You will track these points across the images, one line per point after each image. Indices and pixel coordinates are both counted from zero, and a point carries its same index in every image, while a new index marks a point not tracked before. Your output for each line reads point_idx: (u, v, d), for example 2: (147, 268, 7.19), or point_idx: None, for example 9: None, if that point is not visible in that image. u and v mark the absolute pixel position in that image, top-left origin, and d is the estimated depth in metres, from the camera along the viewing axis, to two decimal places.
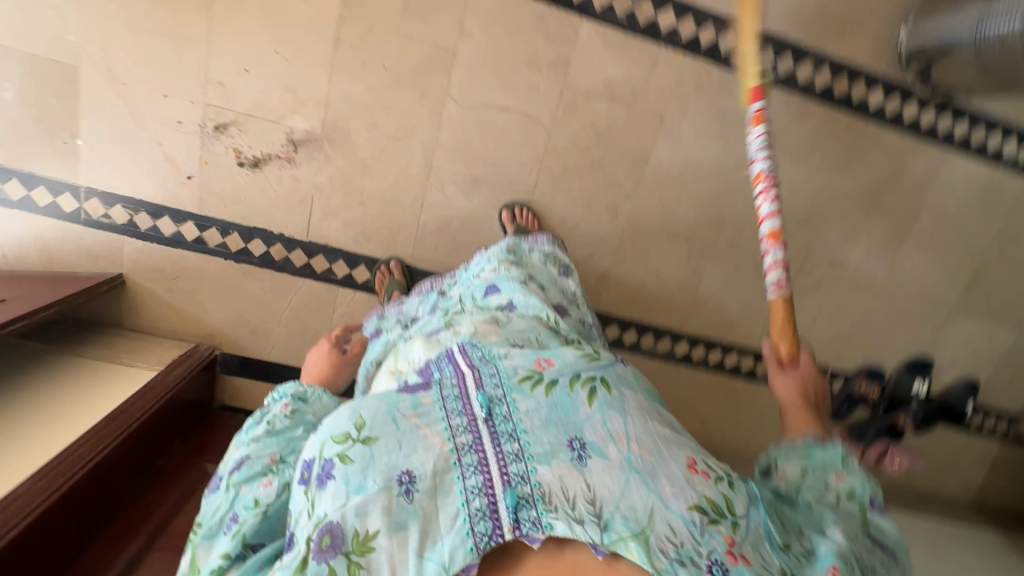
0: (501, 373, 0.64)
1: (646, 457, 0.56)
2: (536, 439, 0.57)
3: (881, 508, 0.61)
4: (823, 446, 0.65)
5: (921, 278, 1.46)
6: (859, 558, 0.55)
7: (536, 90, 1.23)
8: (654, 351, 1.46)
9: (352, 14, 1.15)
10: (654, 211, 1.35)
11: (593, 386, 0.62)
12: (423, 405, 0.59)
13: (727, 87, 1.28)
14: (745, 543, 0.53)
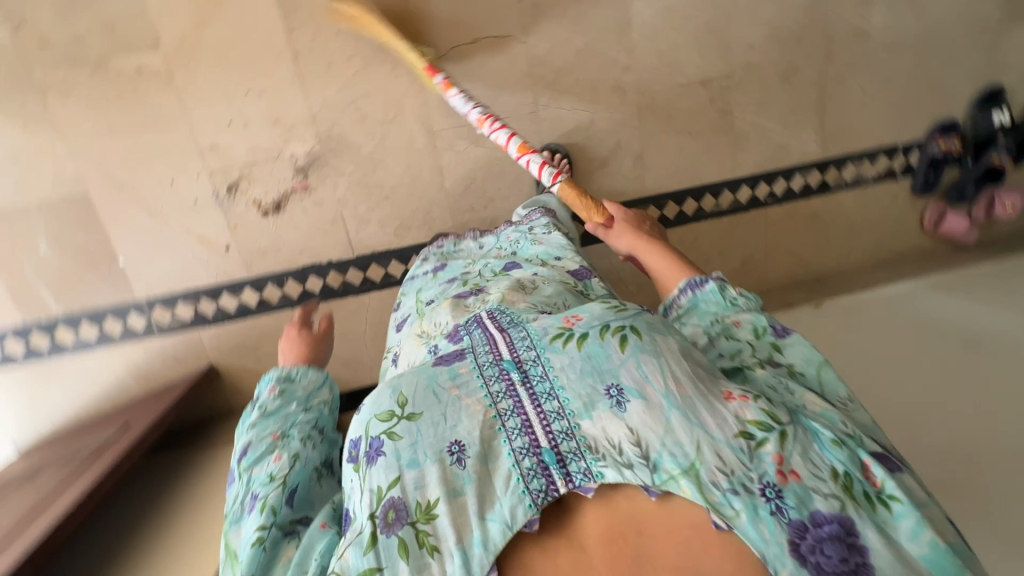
0: (531, 334, 0.60)
1: (686, 391, 0.52)
2: (574, 391, 0.54)
3: (786, 333, 0.69)
4: (708, 292, 0.74)
5: (953, 6, 1.35)
6: (859, 438, 0.56)
7: (494, 9, 1.20)
8: (719, 209, 1.44)
9: (297, 22, 1.15)
10: (657, 72, 1.29)
11: (624, 333, 0.56)
12: (461, 375, 0.57)
13: None
14: (795, 456, 0.50)
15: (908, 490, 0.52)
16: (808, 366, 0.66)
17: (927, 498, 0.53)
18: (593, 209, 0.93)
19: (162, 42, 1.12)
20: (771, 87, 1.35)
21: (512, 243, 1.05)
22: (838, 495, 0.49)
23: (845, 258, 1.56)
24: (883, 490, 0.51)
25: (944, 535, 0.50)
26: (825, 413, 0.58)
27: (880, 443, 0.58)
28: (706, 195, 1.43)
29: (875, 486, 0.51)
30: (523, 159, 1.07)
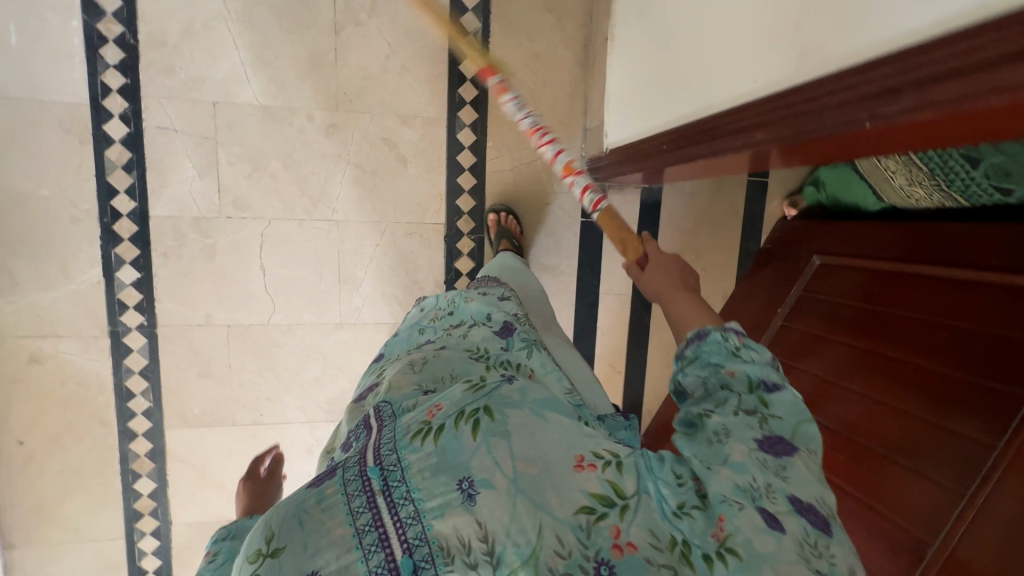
0: (396, 433, 0.57)
1: (531, 470, 0.53)
2: (430, 494, 0.52)
3: (779, 386, 0.60)
4: (706, 339, 0.65)
5: None
6: (758, 493, 0.52)
7: (237, 242, 1.25)
8: (483, 34, 1.29)
9: (227, 414, 1.31)
10: (320, 84, 1.23)
11: (476, 416, 0.56)
12: (329, 493, 0.53)
13: (158, 32, 1.15)
14: (637, 527, 0.51)
15: (776, 550, 0.48)
16: (791, 417, 0.58)
17: (807, 574, 0.47)
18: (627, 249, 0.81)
19: (232, 513, 1.35)
20: None
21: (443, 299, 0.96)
22: (671, 563, 0.50)
23: None
24: (724, 543, 0.49)
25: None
26: (738, 466, 0.54)
27: (793, 503, 0.52)
28: (463, 44, 1.29)
29: (715, 540, 0.50)
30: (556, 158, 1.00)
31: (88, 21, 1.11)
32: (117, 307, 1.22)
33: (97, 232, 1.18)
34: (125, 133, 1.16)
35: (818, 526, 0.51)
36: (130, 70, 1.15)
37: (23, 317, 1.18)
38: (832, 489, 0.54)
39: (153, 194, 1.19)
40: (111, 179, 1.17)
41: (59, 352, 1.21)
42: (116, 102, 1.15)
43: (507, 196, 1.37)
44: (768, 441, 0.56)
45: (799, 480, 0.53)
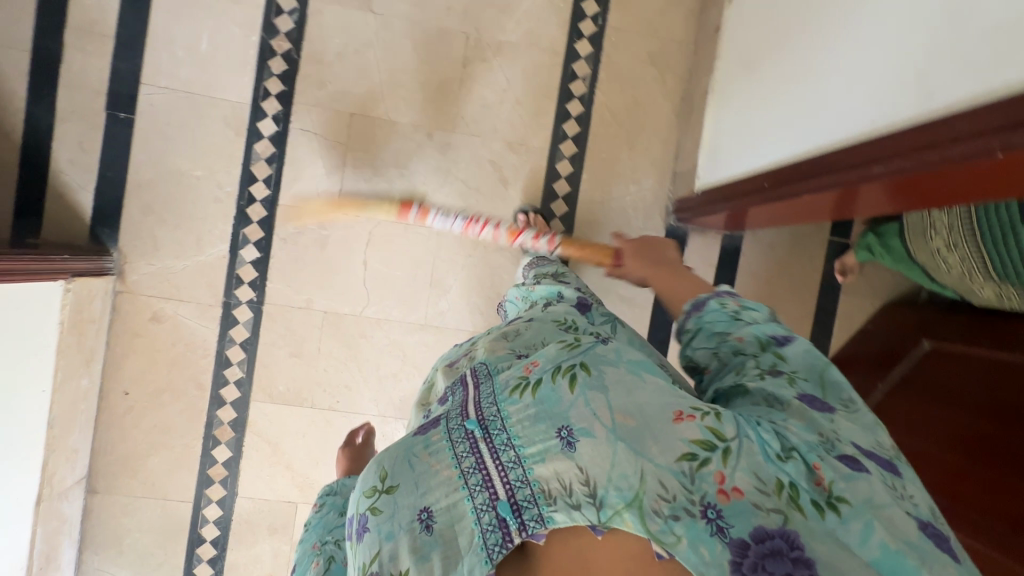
0: (494, 387, 0.63)
1: (631, 422, 0.53)
2: (530, 442, 0.56)
3: (789, 339, 0.62)
4: (704, 309, 0.68)
5: None
6: (833, 443, 0.52)
7: (346, 236, 1.37)
8: (592, 78, 1.43)
9: (307, 395, 1.39)
10: (443, 108, 1.38)
11: (571, 371, 0.59)
12: (433, 441, 0.61)
13: (318, 52, 1.34)
14: (739, 473, 0.50)
15: (871, 494, 0.49)
16: (811, 372, 0.59)
17: (904, 515, 0.48)
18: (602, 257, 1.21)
19: (293, 495, 1.39)
20: None
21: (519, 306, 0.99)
22: (779, 508, 0.49)
23: None
24: (831, 493, 0.49)
25: (918, 543, 0.47)
26: (803, 423, 0.54)
27: (859, 448, 0.53)
28: (572, 86, 1.43)
29: (821, 489, 0.49)
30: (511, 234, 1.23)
31: (264, 38, 1.32)
32: (235, 281, 1.35)
33: (232, 213, 1.34)
34: (273, 130, 1.33)
35: (886, 467, 0.52)
36: (288, 80, 1.33)
37: (155, 279, 1.32)
38: (885, 434, 0.55)
39: (285, 186, 1.35)
40: (254, 169, 1.33)
41: (177, 315, 1.34)
42: (272, 104, 1.33)
43: (594, 226, 1.45)
44: (807, 398, 0.56)
45: (849, 429, 0.54)
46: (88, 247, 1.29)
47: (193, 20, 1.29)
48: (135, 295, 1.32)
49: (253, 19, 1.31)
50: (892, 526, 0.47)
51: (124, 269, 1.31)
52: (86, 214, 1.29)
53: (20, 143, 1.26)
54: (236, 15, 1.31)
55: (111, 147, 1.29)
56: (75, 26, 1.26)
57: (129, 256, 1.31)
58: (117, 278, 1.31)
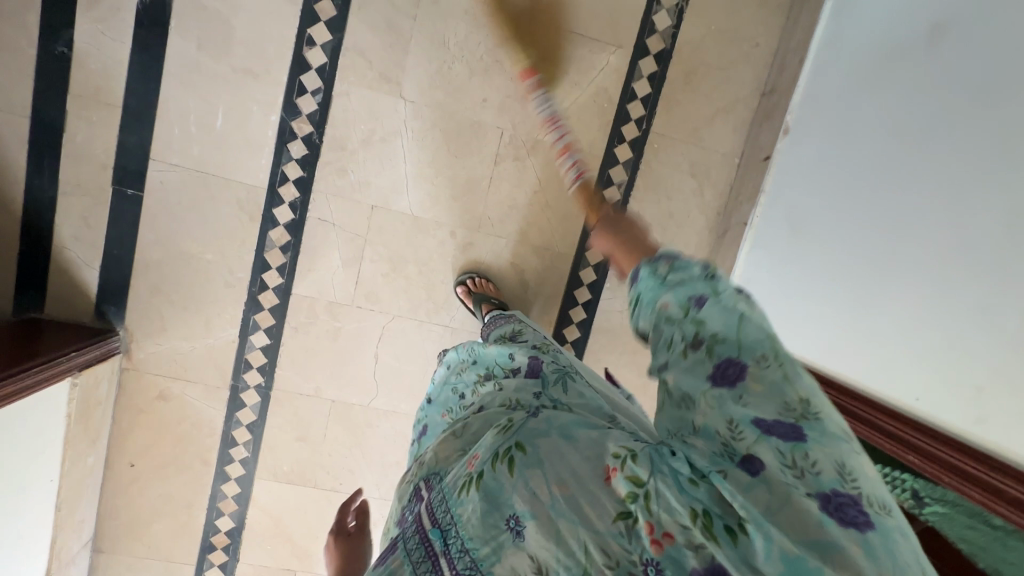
0: (445, 492, 0.54)
1: (568, 491, 0.47)
2: (483, 541, 0.49)
3: (710, 298, 0.50)
4: (641, 275, 0.57)
5: None
6: (732, 451, 0.46)
7: (359, 329, 1.34)
8: (627, 184, 1.35)
9: (311, 476, 1.41)
10: (468, 205, 1.32)
11: (508, 452, 0.51)
12: (396, 569, 0.52)
13: (341, 138, 1.25)
14: (662, 515, 0.44)
15: (770, 501, 0.43)
16: (729, 332, 0.48)
17: (802, 498, 0.42)
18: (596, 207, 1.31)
19: (293, 564, 1.45)
20: (539, 86, 1.28)
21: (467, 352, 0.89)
22: (700, 543, 0.43)
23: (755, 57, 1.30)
24: (736, 516, 0.43)
25: (821, 541, 0.40)
26: (704, 431, 0.47)
27: (758, 426, 0.45)
28: (605, 191, 1.35)
29: (733, 510, 0.43)
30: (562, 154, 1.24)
31: (285, 119, 1.22)
32: (243, 365, 1.33)
33: (243, 298, 1.30)
34: (290, 218, 1.27)
35: (788, 437, 0.44)
36: (308, 166, 1.25)
37: (162, 359, 1.30)
38: (795, 387, 0.46)
39: (299, 275, 1.30)
40: (267, 256, 1.28)
41: (184, 394, 1.33)
42: (290, 191, 1.26)
43: (609, 333, 1.43)
44: (721, 370, 0.48)
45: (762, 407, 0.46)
46: (94, 324, 1.26)
47: (208, 94, 1.19)
48: (141, 373, 1.30)
49: (274, 98, 1.21)
50: (800, 525, 0.41)
51: (131, 347, 1.29)
52: (92, 292, 1.24)
53: (21, 215, 1.19)
54: (255, 93, 1.21)
55: (118, 223, 1.22)
56: (79, 93, 1.16)
57: (136, 334, 1.28)
58: (123, 355, 1.29)
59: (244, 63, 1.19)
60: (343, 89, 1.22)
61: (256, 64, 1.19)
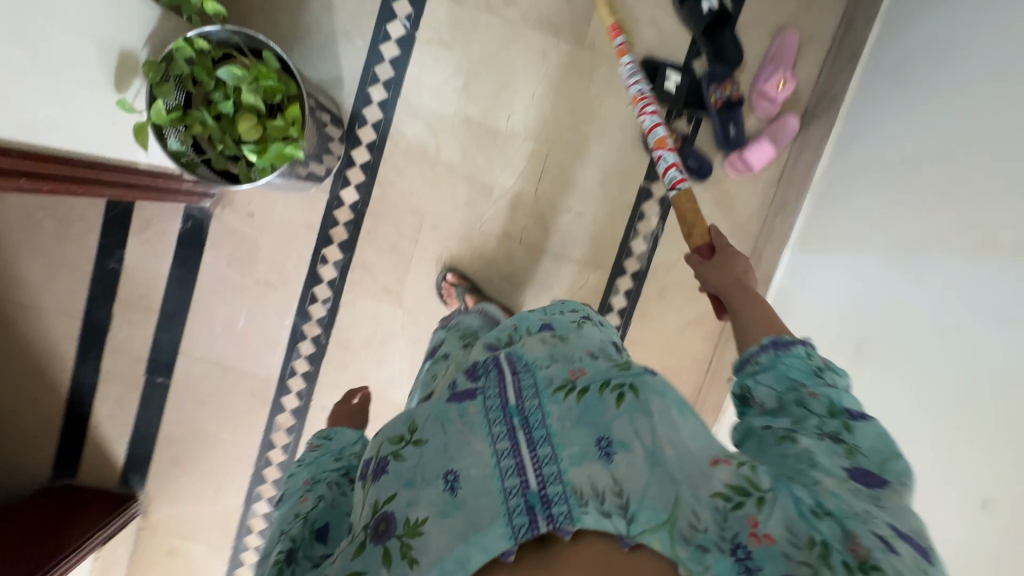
0: (538, 382, 0.64)
1: (671, 452, 0.58)
2: (569, 443, 0.58)
3: (864, 417, 0.59)
4: (790, 351, 0.64)
5: (535, 118, 1.35)
6: (862, 518, 0.50)
7: None
8: None
9: None
10: None
11: (621, 390, 0.62)
12: (469, 412, 0.62)
13: (346, 338, 1.40)
14: (773, 522, 0.51)
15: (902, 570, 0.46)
16: (876, 452, 0.56)
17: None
18: (696, 227, 0.90)
19: None
20: (524, 297, 1.41)
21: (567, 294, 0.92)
22: (810, 561, 0.48)
23: None
24: (867, 561, 0.47)
25: None
26: (835, 493, 0.52)
27: (896, 530, 0.50)
28: None
29: (856, 556, 0.48)
30: (663, 153, 1.00)
31: (297, 323, 1.39)
32: (244, 530, 1.46)
33: (249, 471, 1.44)
34: (295, 405, 1.42)
35: (922, 553, 0.49)
36: (314, 362, 1.41)
37: (173, 521, 1.45)
38: None
39: (299, 453, 1.43)
40: (273, 436, 1.43)
41: (189, 553, 1.46)
42: (297, 383, 1.41)
43: None
44: (858, 471, 0.55)
45: (898, 511, 0.52)
46: (119, 489, 1.42)
47: (234, 301, 1.37)
48: (153, 533, 1.44)
49: (289, 305, 1.38)
50: None
51: (148, 510, 1.44)
52: (119, 463, 1.41)
53: (65, 398, 1.37)
54: (273, 300, 1.38)
55: (146, 407, 1.40)
56: (123, 301, 1.34)
57: (153, 498, 1.44)
58: (141, 516, 1.44)
59: (265, 276, 1.37)
60: (350, 298, 1.39)
61: (276, 277, 1.37)
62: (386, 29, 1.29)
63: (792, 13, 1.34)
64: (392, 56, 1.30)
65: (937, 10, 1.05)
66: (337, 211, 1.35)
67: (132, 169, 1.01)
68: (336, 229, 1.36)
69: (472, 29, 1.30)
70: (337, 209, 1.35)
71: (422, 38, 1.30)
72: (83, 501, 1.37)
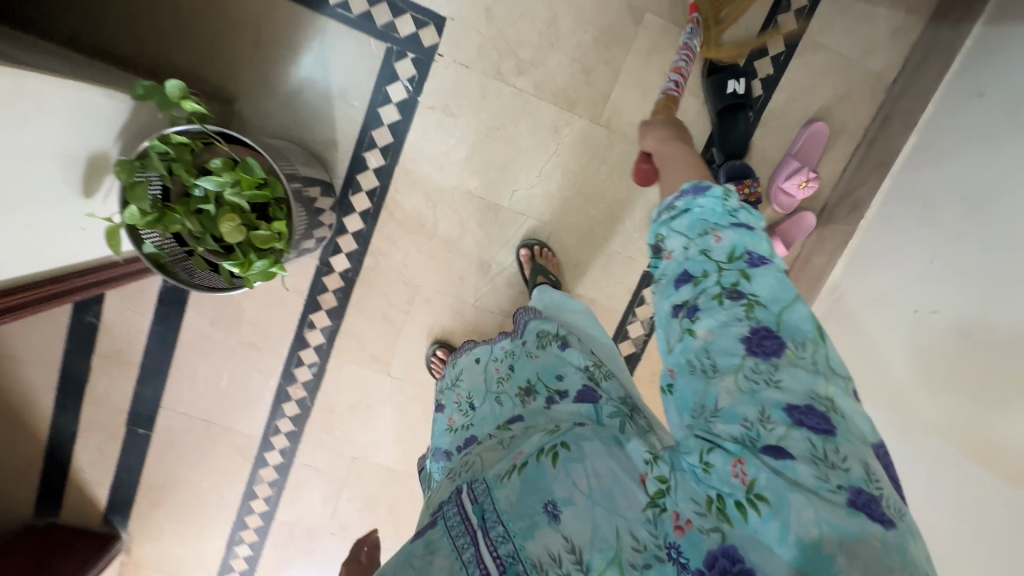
0: (488, 478, 0.60)
1: (603, 483, 0.54)
2: (519, 518, 0.55)
3: (764, 262, 0.56)
4: (702, 196, 0.62)
5: (541, 194, 1.27)
6: (756, 436, 0.49)
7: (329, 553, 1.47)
8: None
9: None
10: None
11: (554, 448, 0.58)
12: (433, 538, 0.56)
13: (331, 401, 1.38)
14: (682, 503, 0.51)
15: (797, 484, 0.46)
16: (774, 298, 0.54)
17: (831, 494, 0.45)
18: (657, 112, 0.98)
19: None
20: None
21: (508, 355, 0.91)
22: (716, 522, 0.48)
23: None
24: (753, 489, 0.47)
25: (845, 524, 0.44)
26: (729, 412, 0.51)
27: (792, 411, 0.49)
28: None
29: (744, 486, 0.47)
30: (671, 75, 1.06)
31: (282, 384, 1.37)
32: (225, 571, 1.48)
33: (231, 519, 1.45)
34: (278, 461, 1.42)
35: (820, 428, 0.48)
36: (298, 422, 1.39)
37: (155, 559, 1.46)
38: (825, 381, 0.50)
39: (281, 505, 1.44)
40: (255, 488, 1.43)
41: None
42: (280, 440, 1.40)
43: None
44: (757, 336, 0.52)
45: (793, 381, 0.50)
46: (101, 529, 1.43)
47: (217, 359, 1.34)
48: (135, 569, 1.46)
49: (274, 366, 1.35)
50: (817, 525, 0.44)
51: (131, 546, 1.45)
52: (101, 504, 1.42)
53: (45, 444, 1.36)
54: (258, 359, 1.34)
55: (127, 454, 1.39)
56: (103, 353, 1.31)
57: (136, 536, 1.45)
58: (124, 552, 1.45)
59: (250, 337, 1.33)
60: (336, 363, 1.36)
61: (261, 337, 1.33)
62: (387, 90, 1.19)
63: (825, 102, 1.24)
64: (391, 121, 1.21)
65: (979, 156, 1.00)
66: (326, 277, 1.29)
67: (86, 269, 0.92)
68: (324, 295, 1.31)
69: (480, 97, 1.21)
70: (326, 275, 1.29)
71: (424, 104, 1.20)
72: (66, 541, 1.38)
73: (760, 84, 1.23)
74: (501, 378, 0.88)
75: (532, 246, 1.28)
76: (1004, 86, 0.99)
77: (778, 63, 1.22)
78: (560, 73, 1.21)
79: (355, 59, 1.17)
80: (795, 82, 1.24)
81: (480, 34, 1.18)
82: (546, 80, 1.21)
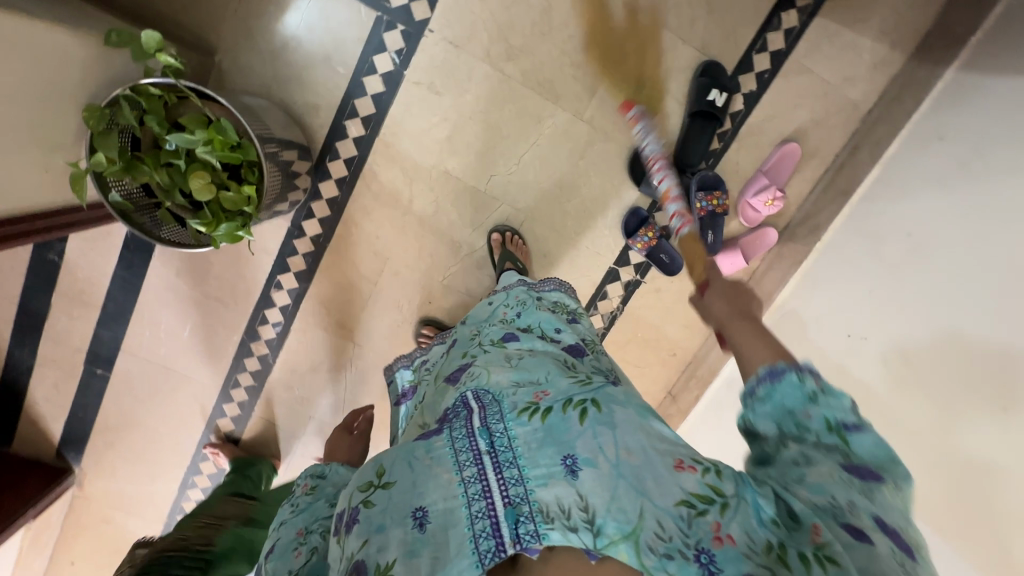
0: (502, 408, 0.61)
1: (633, 459, 0.55)
2: (535, 463, 0.55)
3: (862, 428, 0.51)
4: (779, 380, 0.54)
5: (517, 181, 1.29)
6: (840, 510, 0.47)
7: None
8: None
9: None
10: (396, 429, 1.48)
11: (583, 405, 0.60)
12: (436, 447, 0.58)
13: (295, 360, 1.41)
14: (733, 525, 0.50)
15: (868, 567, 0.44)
16: (878, 460, 0.50)
17: None
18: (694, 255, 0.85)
19: None
20: None
21: (517, 302, 0.91)
22: (767, 564, 0.47)
23: (673, 368, 1.45)
24: (821, 548, 0.45)
25: None
26: (816, 486, 0.48)
27: (879, 522, 0.46)
28: None
29: (811, 543, 0.46)
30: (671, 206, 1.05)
31: (246, 339, 1.38)
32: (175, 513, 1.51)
33: (186, 463, 1.48)
34: (236, 413, 1.44)
35: (904, 549, 0.45)
36: (258, 378, 1.42)
37: (106, 496, 1.49)
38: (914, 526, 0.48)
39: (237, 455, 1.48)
40: (212, 437, 1.46)
41: (123, 524, 1.51)
42: (240, 394, 1.43)
43: None
44: (851, 466, 0.50)
45: (886, 503, 0.47)
46: (53, 462, 1.45)
47: (181, 310, 1.35)
48: (86, 504, 1.49)
49: (239, 321, 1.36)
50: None
51: (83, 481, 1.47)
52: (55, 439, 1.43)
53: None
54: (223, 313, 1.36)
55: (84, 393, 1.40)
56: (65, 292, 1.31)
57: (88, 472, 1.47)
58: (76, 486, 1.47)
59: (217, 290, 1.34)
60: (300, 324, 1.37)
61: (228, 292, 1.34)
62: (373, 60, 1.18)
63: (801, 124, 1.28)
64: (375, 91, 1.20)
65: (935, 197, 1.05)
66: (298, 240, 1.30)
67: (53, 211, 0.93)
68: (294, 257, 1.32)
69: (466, 79, 1.21)
70: (297, 238, 1.30)
71: (410, 78, 1.20)
72: (18, 471, 1.39)
73: (740, 101, 1.26)
74: (508, 317, 0.88)
75: (504, 233, 1.30)
76: (962, 133, 1.05)
77: (762, 81, 1.25)
78: (547, 64, 1.22)
79: (343, 25, 1.16)
80: (776, 102, 1.26)
81: (472, 15, 1.18)
82: (532, 70, 1.22)
